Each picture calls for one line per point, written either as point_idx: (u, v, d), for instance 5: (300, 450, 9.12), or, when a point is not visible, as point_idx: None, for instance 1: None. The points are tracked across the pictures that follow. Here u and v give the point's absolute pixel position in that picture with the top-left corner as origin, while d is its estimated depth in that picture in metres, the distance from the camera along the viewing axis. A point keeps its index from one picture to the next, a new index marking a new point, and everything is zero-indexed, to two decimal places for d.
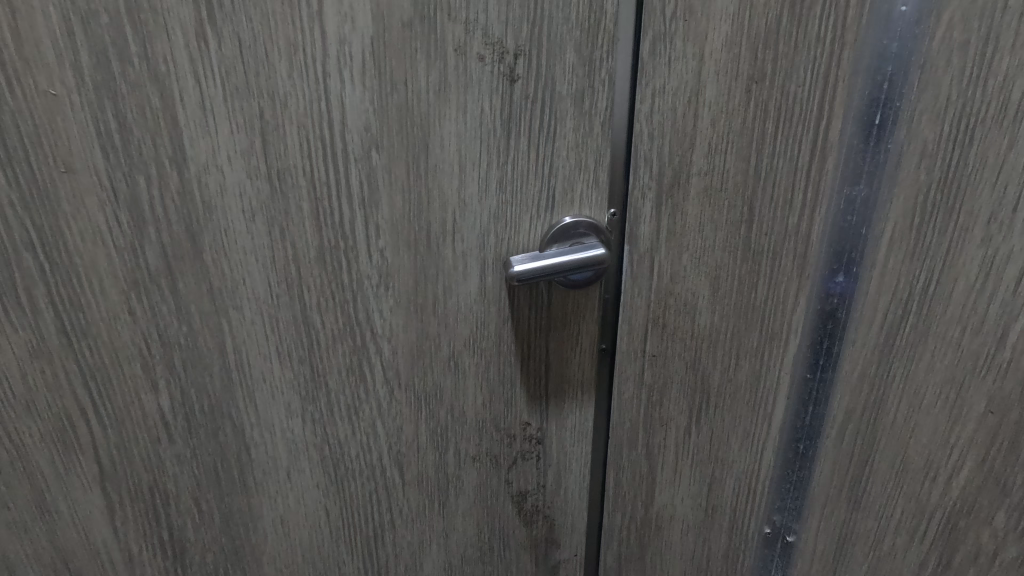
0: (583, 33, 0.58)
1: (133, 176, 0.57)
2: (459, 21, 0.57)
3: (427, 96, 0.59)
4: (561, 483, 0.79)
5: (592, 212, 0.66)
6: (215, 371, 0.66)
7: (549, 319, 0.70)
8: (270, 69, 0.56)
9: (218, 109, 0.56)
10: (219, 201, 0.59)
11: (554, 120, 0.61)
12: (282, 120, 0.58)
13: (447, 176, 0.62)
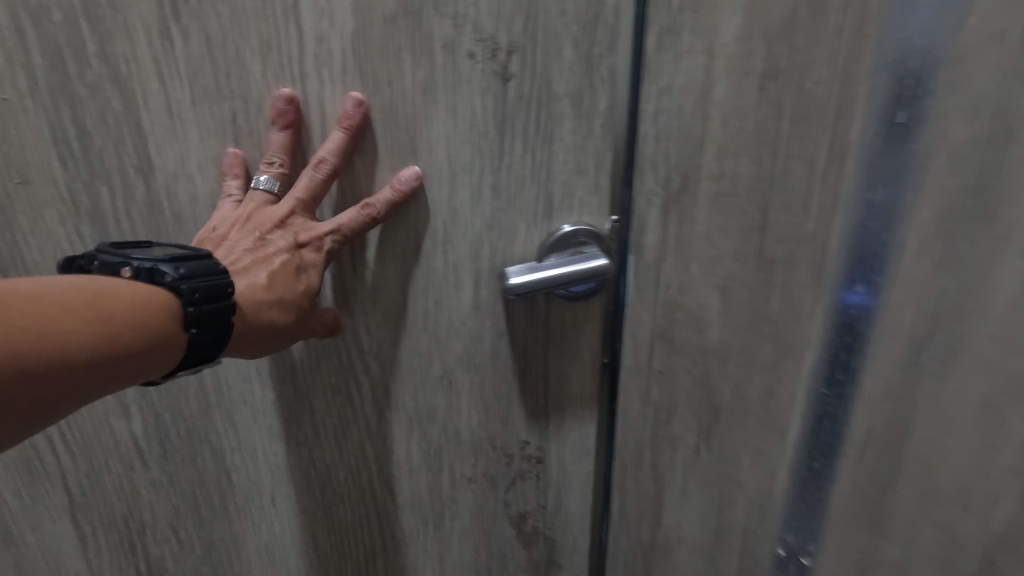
0: (580, 27, 0.54)
1: (96, 186, 0.53)
2: (447, 17, 0.53)
3: (413, 96, 0.55)
4: (563, 503, 0.74)
5: (593, 220, 0.62)
6: (191, 394, 0.61)
7: (547, 332, 0.65)
8: (241, 70, 0.52)
9: (186, 113, 0.52)
10: (192, 213, 0.56)
11: (550, 121, 0.57)
12: (259, 124, 0.54)
13: (437, 183, 0.59)
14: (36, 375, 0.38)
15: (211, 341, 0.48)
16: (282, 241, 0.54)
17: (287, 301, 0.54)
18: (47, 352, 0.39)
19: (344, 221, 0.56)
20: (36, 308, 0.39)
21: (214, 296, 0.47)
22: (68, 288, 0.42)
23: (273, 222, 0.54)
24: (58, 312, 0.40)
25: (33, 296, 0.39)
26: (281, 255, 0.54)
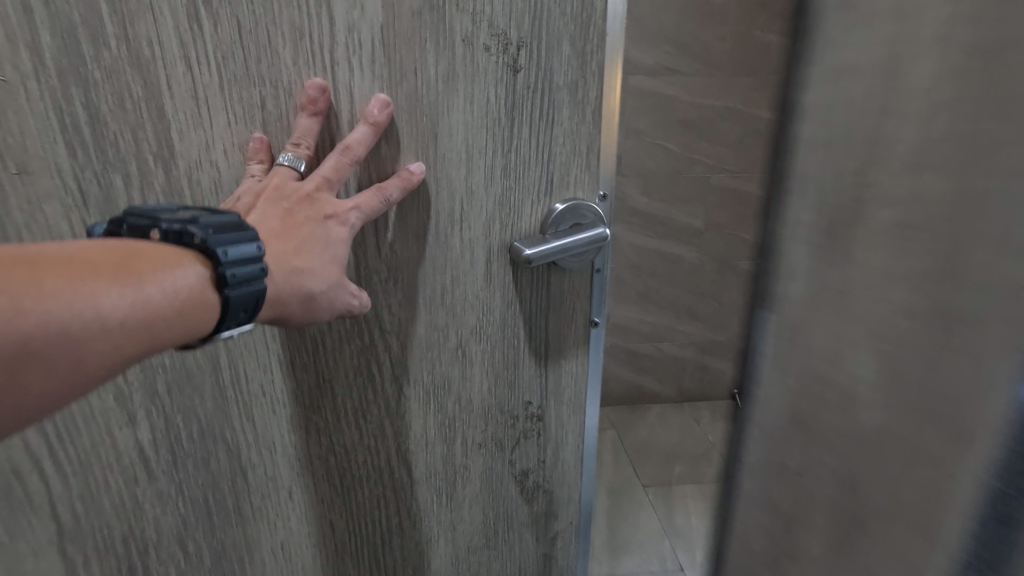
0: (577, 26, 0.58)
1: (110, 173, 0.51)
2: (463, 11, 0.54)
3: (435, 85, 0.56)
4: (560, 458, 0.76)
5: (584, 195, 0.65)
6: (205, 392, 0.59)
7: (549, 300, 0.68)
8: (271, 54, 0.51)
9: (213, 99, 0.51)
10: (213, 200, 0.54)
11: (552, 109, 0.61)
12: (288, 109, 0.53)
13: (455, 166, 0.60)
14: (84, 341, 0.36)
15: (246, 308, 0.46)
16: (311, 215, 0.52)
17: (319, 274, 0.53)
18: (85, 313, 0.36)
19: (364, 202, 0.56)
20: (66, 267, 0.36)
21: (246, 260, 0.46)
22: (94, 251, 0.39)
23: (300, 197, 0.52)
24: (91, 274, 0.37)
25: (54, 257, 0.36)
26: (310, 227, 0.52)
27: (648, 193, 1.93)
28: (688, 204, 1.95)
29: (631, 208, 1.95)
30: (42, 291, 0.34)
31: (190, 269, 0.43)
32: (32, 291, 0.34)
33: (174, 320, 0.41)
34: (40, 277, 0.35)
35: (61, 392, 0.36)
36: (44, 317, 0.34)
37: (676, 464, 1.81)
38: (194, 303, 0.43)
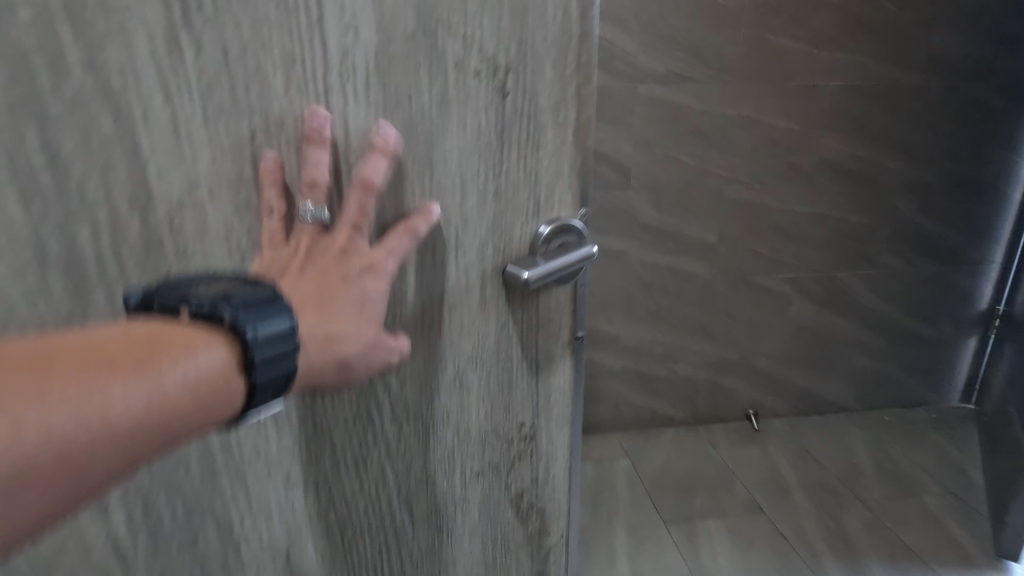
0: (558, 50, 0.61)
1: (73, 226, 0.39)
2: (456, 34, 0.54)
3: (429, 109, 0.54)
4: (550, 472, 0.80)
5: (566, 214, 0.68)
6: (192, 463, 0.49)
7: (539, 317, 0.71)
8: (263, 83, 0.46)
9: (197, 134, 0.44)
10: (200, 247, 0.46)
11: (538, 131, 0.62)
12: (279, 142, 0.48)
13: (451, 193, 0.59)
14: (95, 451, 0.34)
15: (275, 385, 0.43)
16: (343, 272, 0.52)
17: (355, 333, 0.52)
18: (97, 423, 0.33)
19: (394, 247, 0.55)
20: (81, 367, 0.34)
21: (275, 338, 0.42)
22: (116, 337, 0.37)
23: (331, 252, 0.52)
24: (104, 368, 0.35)
25: (72, 354, 0.34)
26: (344, 284, 0.52)
27: (658, 208, 1.93)
28: (700, 218, 1.97)
29: (639, 223, 1.94)
30: (43, 397, 0.32)
31: (215, 351, 0.40)
32: (35, 397, 0.32)
33: (195, 411, 0.39)
34: (45, 380, 0.33)
35: (71, 498, 0.34)
36: (46, 425, 0.32)
37: (696, 494, 1.90)
38: (219, 389, 0.40)
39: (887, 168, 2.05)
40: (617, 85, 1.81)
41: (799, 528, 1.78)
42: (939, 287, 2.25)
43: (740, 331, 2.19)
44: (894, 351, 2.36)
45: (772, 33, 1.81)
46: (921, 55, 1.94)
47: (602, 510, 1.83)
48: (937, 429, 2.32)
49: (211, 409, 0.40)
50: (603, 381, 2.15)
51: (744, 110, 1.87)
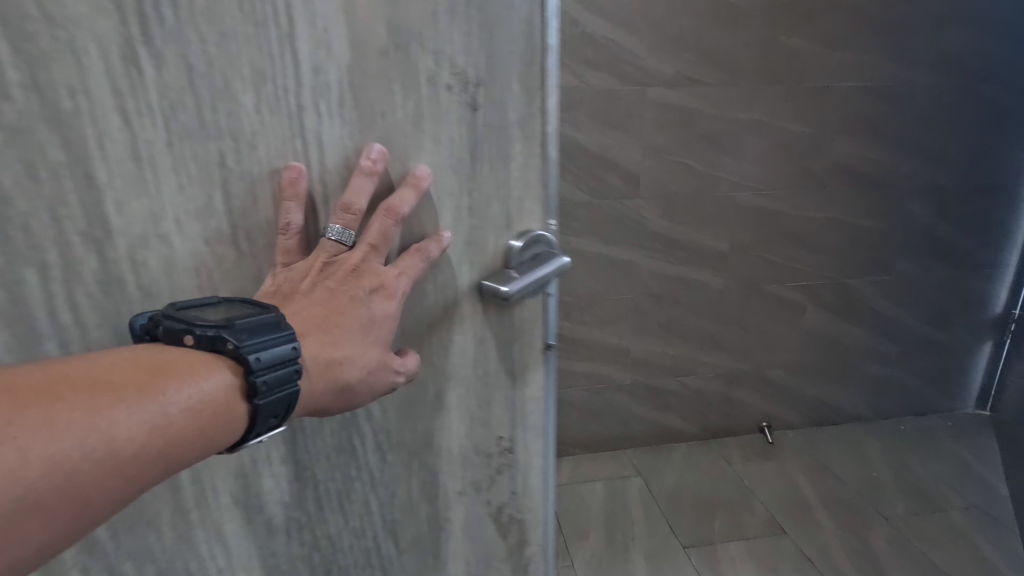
0: (523, 59, 0.57)
1: (21, 266, 0.38)
2: (428, 48, 0.51)
3: (404, 128, 0.53)
4: (528, 485, 0.75)
5: (533, 225, 0.64)
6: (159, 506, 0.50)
7: (512, 333, 0.67)
8: (234, 103, 0.44)
9: (161, 158, 0.42)
10: (167, 280, 0.45)
11: (505, 142, 0.59)
12: (250, 166, 0.46)
13: (429, 211, 0.57)
14: (100, 477, 0.34)
15: (278, 413, 0.43)
16: (355, 291, 0.53)
17: (360, 354, 0.52)
18: (102, 449, 0.34)
19: (409, 267, 0.55)
20: (88, 393, 0.35)
21: (280, 364, 0.43)
22: (122, 363, 0.38)
23: (347, 272, 0.52)
24: (108, 395, 0.36)
25: (80, 379, 0.35)
26: (355, 304, 0.52)
27: (667, 216, 1.87)
28: (710, 226, 1.92)
29: (649, 233, 1.87)
30: (47, 425, 0.33)
31: (219, 378, 0.41)
32: (41, 423, 0.33)
33: (199, 437, 0.39)
34: (53, 405, 0.34)
35: (71, 524, 0.34)
36: (48, 452, 0.32)
37: (715, 516, 1.83)
38: (223, 415, 0.41)
39: (901, 173, 2.01)
40: (624, 88, 1.71)
41: (824, 550, 1.71)
42: (953, 293, 2.23)
43: (753, 341, 2.14)
44: (909, 358, 2.33)
45: (784, 34, 1.76)
46: (934, 54, 1.89)
47: (616, 533, 1.76)
48: (954, 437, 2.30)
49: (215, 434, 0.41)
50: (611, 398, 2.06)
51: (756, 114, 1.83)
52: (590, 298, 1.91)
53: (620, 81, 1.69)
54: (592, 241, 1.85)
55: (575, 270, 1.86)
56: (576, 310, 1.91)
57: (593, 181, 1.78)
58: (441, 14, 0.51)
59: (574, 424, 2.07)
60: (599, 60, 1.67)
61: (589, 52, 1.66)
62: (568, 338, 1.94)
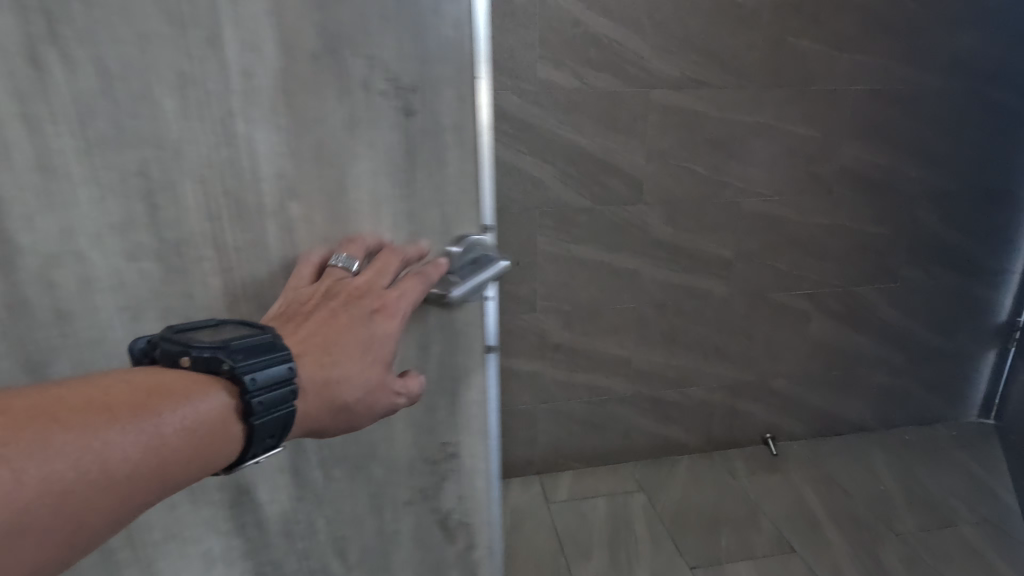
0: (456, 69, 0.57)
1: None
2: (358, 53, 0.53)
3: (336, 133, 0.54)
4: (475, 496, 0.73)
5: (471, 230, 0.63)
6: None
7: (453, 341, 0.66)
8: (155, 105, 0.49)
9: (79, 158, 0.48)
10: (84, 270, 0.51)
11: (441, 148, 0.58)
12: (175, 170, 0.51)
13: (365, 217, 0.58)
14: (96, 494, 0.37)
15: (272, 431, 0.46)
16: (356, 312, 0.54)
17: (359, 374, 0.53)
18: (98, 467, 0.37)
19: (408, 290, 0.57)
20: (86, 415, 0.38)
21: (274, 385, 0.46)
22: (121, 385, 0.41)
23: (352, 292, 0.55)
24: (105, 417, 0.38)
25: (80, 401, 0.38)
26: (356, 323, 0.54)
27: (671, 222, 1.81)
28: (714, 233, 1.86)
29: (652, 240, 1.81)
30: (44, 446, 0.36)
31: (212, 400, 0.44)
32: (41, 443, 0.36)
33: (192, 455, 0.42)
34: (51, 427, 0.36)
35: (62, 545, 0.36)
36: (44, 473, 0.35)
37: (721, 533, 1.77)
38: (216, 435, 0.44)
39: (908, 178, 1.95)
40: (628, 90, 1.64)
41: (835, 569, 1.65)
42: (958, 301, 2.17)
43: (756, 350, 2.08)
44: (915, 368, 2.27)
45: (793, 34, 1.69)
46: (944, 57, 1.83)
47: (621, 552, 1.70)
48: (961, 448, 2.24)
49: (209, 452, 0.43)
50: (613, 410, 2.00)
51: (762, 117, 1.76)
52: (591, 307, 1.84)
53: (623, 82, 1.63)
54: (593, 249, 1.77)
55: (575, 278, 1.79)
56: (576, 320, 1.84)
57: (594, 186, 1.70)
58: (374, 20, 0.53)
59: (574, 437, 2.00)
60: (601, 60, 1.60)
61: (591, 52, 1.58)
62: (569, 348, 1.87)
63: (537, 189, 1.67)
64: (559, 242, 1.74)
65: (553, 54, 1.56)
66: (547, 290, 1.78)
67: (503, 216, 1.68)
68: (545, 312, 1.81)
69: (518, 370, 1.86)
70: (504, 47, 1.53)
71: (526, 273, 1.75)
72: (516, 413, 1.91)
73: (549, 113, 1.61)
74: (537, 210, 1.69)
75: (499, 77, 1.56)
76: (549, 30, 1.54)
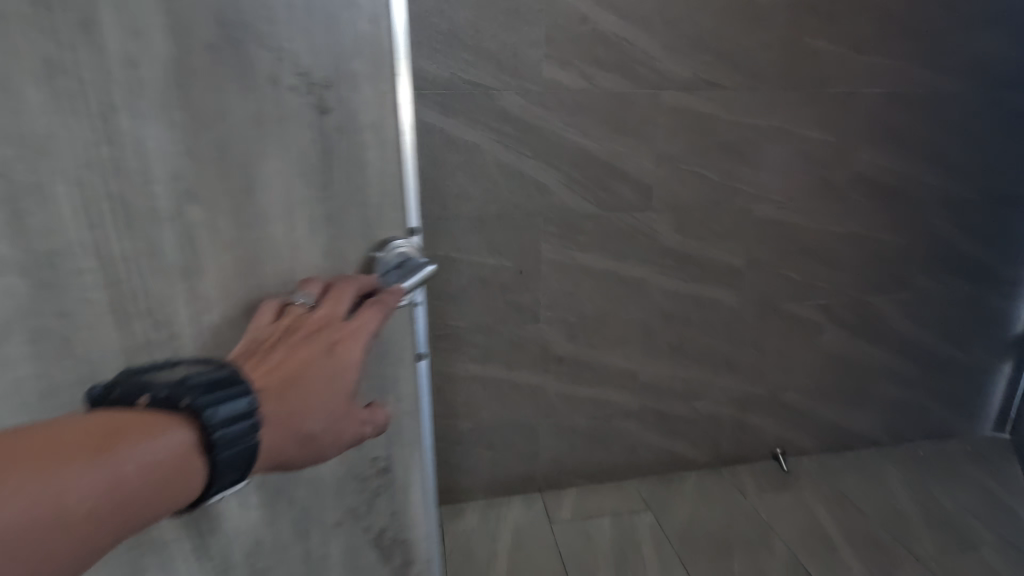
0: (371, 65, 0.53)
1: None
2: (263, 46, 0.45)
3: (245, 129, 0.45)
4: (408, 508, 0.69)
5: (391, 232, 0.58)
6: None
7: (380, 350, 0.61)
8: (15, 97, 0.33)
9: None
10: None
11: (361, 148, 0.53)
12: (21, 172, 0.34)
13: (274, 223, 0.50)
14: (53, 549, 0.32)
15: (237, 468, 0.40)
16: (316, 345, 0.48)
17: (320, 410, 0.47)
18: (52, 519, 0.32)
19: (371, 319, 0.52)
20: (29, 462, 0.32)
21: (237, 418, 0.40)
22: (70, 426, 0.34)
23: (312, 325, 0.49)
24: (54, 462, 0.32)
25: (23, 442, 0.32)
26: (317, 356, 0.48)
27: (680, 230, 1.73)
28: (726, 241, 1.78)
29: (660, 248, 1.73)
30: None
31: (180, 438, 0.38)
32: None
33: (157, 499, 0.37)
34: None
35: None
36: None
37: (733, 556, 1.69)
38: (182, 473, 0.38)
39: (925, 185, 1.88)
40: (637, 91, 1.57)
41: None
42: (974, 311, 2.10)
43: (768, 363, 1.99)
44: (929, 380, 2.18)
45: (808, 34, 1.63)
46: (963, 59, 1.76)
47: None
48: (977, 464, 2.17)
49: (174, 494, 0.38)
50: (619, 425, 1.92)
51: (775, 120, 1.69)
52: (596, 318, 1.76)
53: (633, 83, 1.55)
54: (599, 257, 1.69)
55: (581, 288, 1.71)
56: (581, 331, 1.76)
57: (600, 192, 1.63)
58: (278, 8, 0.46)
59: (578, 453, 1.92)
60: (610, 60, 1.52)
61: (599, 51, 1.51)
62: (573, 361, 1.79)
63: (541, 194, 1.59)
64: (564, 250, 1.66)
65: (559, 53, 1.49)
66: (550, 300, 1.70)
67: (505, 223, 1.59)
68: (549, 323, 1.73)
69: (520, 384, 1.77)
70: (508, 45, 1.46)
71: (529, 282, 1.67)
72: (518, 429, 1.83)
73: (555, 114, 1.53)
74: (542, 216, 1.61)
75: (503, 76, 1.48)
76: (555, 28, 1.47)
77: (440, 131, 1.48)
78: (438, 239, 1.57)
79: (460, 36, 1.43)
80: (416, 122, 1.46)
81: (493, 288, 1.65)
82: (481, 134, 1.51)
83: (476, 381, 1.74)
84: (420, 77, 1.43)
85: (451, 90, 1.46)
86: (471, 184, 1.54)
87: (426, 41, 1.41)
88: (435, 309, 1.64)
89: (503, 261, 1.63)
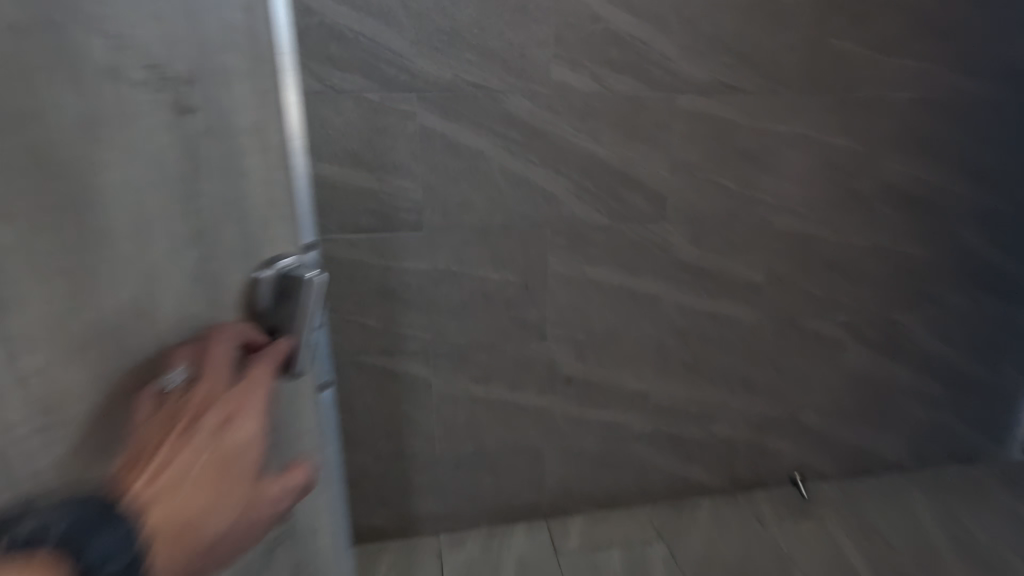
0: (244, 60, 0.50)
1: None
2: (98, 31, 0.38)
3: (90, 136, 0.37)
4: (312, 529, 0.63)
5: (277, 248, 0.56)
6: None
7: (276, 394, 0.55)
8: None
9: None
10: None
11: (237, 150, 0.50)
12: None
13: (138, 240, 0.42)
14: None
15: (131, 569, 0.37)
16: (203, 430, 0.43)
17: (228, 493, 0.44)
18: None
19: (263, 375, 0.49)
20: None
21: (110, 531, 0.37)
22: None
23: (190, 410, 0.44)
24: None
25: None
26: (207, 441, 0.43)
27: (696, 243, 1.63)
28: (744, 254, 1.68)
29: (675, 262, 1.63)
30: None
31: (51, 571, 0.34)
32: None
33: None
34: None
35: None
36: None
37: None
38: None
39: (954, 196, 1.78)
40: (652, 95, 1.47)
41: None
42: (1004, 328, 1.99)
43: (787, 384, 1.87)
44: (954, 401, 2.06)
45: (833, 36, 1.53)
46: (995, 62, 1.67)
47: None
48: (1009, 490, 2.05)
49: None
50: (629, 448, 1.81)
51: (798, 127, 1.59)
52: (606, 335, 1.66)
53: (648, 86, 1.46)
54: (610, 270, 1.59)
55: (590, 304, 1.61)
56: (590, 349, 1.66)
57: (612, 202, 1.53)
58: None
59: (586, 478, 1.80)
60: (623, 61, 1.43)
61: (612, 52, 1.41)
62: (581, 380, 1.69)
63: (549, 204, 1.49)
64: (573, 264, 1.56)
65: (569, 53, 1.39)
66: (558, 316, 1.60)
67: (511, 234, 1.49)
68: (556, 340, 1.62)
69: (525, 405, 1.67)
70: (515, 45, 1.36)
71: (536, 297, 1.57)
72: (522, 452, 1.72)
73: (564, 119, 1.44)
74: (549, 227, 1.51)
75: (510, 78, 1.38)
76: (566, 27, 1.37)
77: (442, 137, 1.39)
78: (438, 252, 1.47)
79: (464, 35, 1.33)
80: (416, 127, 1.37)
81: (497, 303, 1.55)
82: (486, 140, 1.41)
83: (478, 401, 1.63)
84: (420, 78, 1.34)
85: (454, 92, 1.36)
86: (475, 193, 1.44)
87: (427, 40, 1.32)
88: (435, 325, 1.53)
89: (507, 275, 1.53)
